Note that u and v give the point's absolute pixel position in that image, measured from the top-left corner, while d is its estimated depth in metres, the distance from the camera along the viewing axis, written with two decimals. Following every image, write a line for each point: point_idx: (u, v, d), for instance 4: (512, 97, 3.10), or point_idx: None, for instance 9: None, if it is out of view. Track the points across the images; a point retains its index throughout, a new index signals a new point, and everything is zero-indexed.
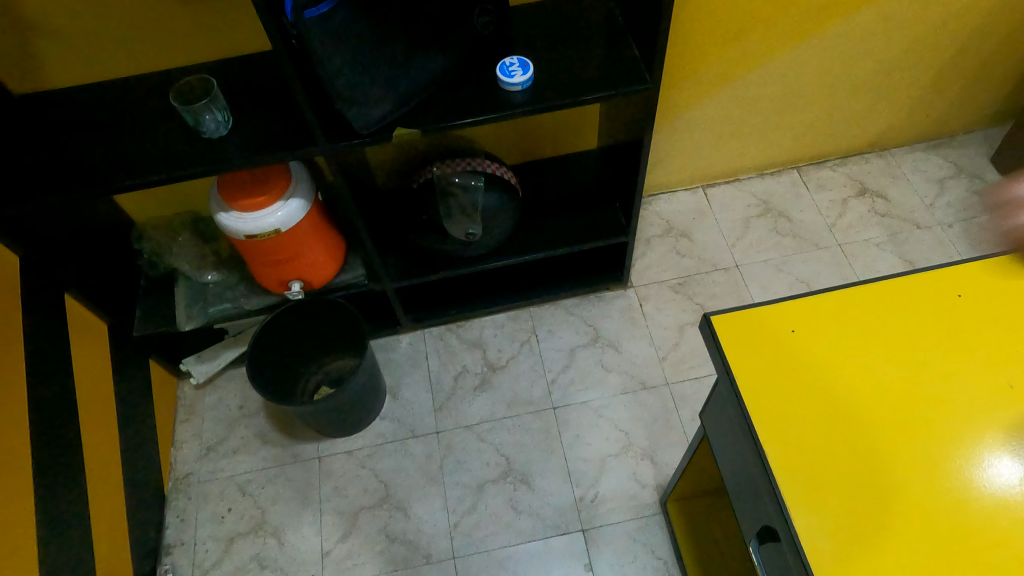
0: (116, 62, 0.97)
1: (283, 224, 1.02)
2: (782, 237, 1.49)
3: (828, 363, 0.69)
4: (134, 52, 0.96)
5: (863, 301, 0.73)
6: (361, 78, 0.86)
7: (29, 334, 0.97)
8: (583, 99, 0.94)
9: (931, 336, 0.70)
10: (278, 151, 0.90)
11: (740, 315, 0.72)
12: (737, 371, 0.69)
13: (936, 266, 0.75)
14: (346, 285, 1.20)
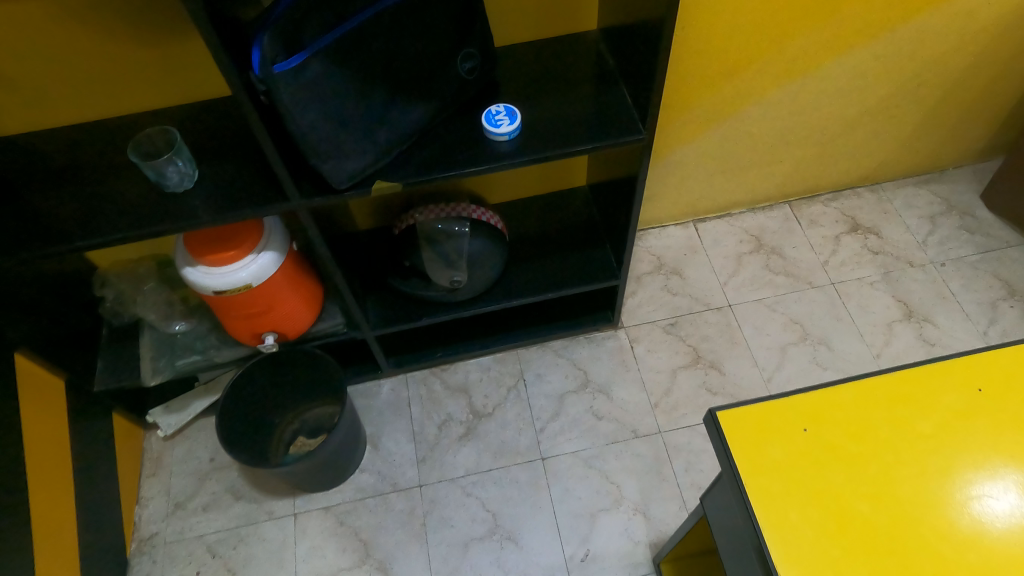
0: (61, 108, 0.91)
1: (255, 279, 0.95)
2: (775, 274, 1.47)
3: (848, 476, 0.63)
4: (81, 99, 0.90)
5: (880, 395, 0.67)
6: (337, 131, 0.80)
7: None
8: (573, 151, 0.88)
9: (956, 439, 0.64)
10: (248, 209, 0.84)
11: (749, 410, 0.66)
12: (747, 478, 0.62)
13: (958, 354, 0.70)
14: (322, 334, 1.13)
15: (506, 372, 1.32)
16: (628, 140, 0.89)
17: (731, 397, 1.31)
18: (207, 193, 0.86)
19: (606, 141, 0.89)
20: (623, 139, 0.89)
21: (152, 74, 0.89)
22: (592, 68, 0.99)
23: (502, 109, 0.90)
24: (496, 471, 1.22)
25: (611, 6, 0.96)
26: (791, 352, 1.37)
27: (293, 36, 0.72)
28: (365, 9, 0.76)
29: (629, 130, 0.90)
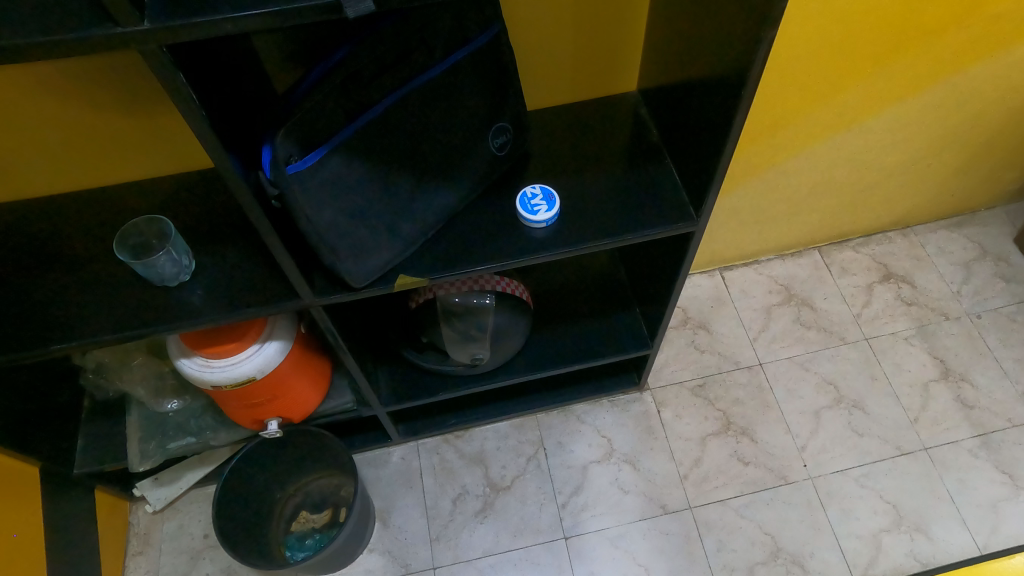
0: (19, 182, 0.84)
1: (260, 370, 0.85)
2: (806, 329, 1.39)
3: None
4: (42, 173, 0.84)
5: None
6: (358, 229, 0.71)
7: None
8: (620, 242, 0.79)
9: None
10: (253, 308, 0.74)
11: None
12: None
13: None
14: (329, 413, 1.03)
15: (524, 440, 1.22)
16: (681, 229, 0.80)
17: (762, 468, 1.23)
18: (204, 289, 0.76)
19: (655, 229, 0.79)
20: (675, 228, 0.79)
21: (141, 138, 0.83)
22: (634, 136, 0.89)
23: (537, 191, 0.81)
24: (516, 552, 1.13)
25: (658, 72, 0.86)
26: (825, 417, 1.30)
27: (312, 130, 0.64)
28: (389, 93, 0.68)
29: (680, 216, 0.81)
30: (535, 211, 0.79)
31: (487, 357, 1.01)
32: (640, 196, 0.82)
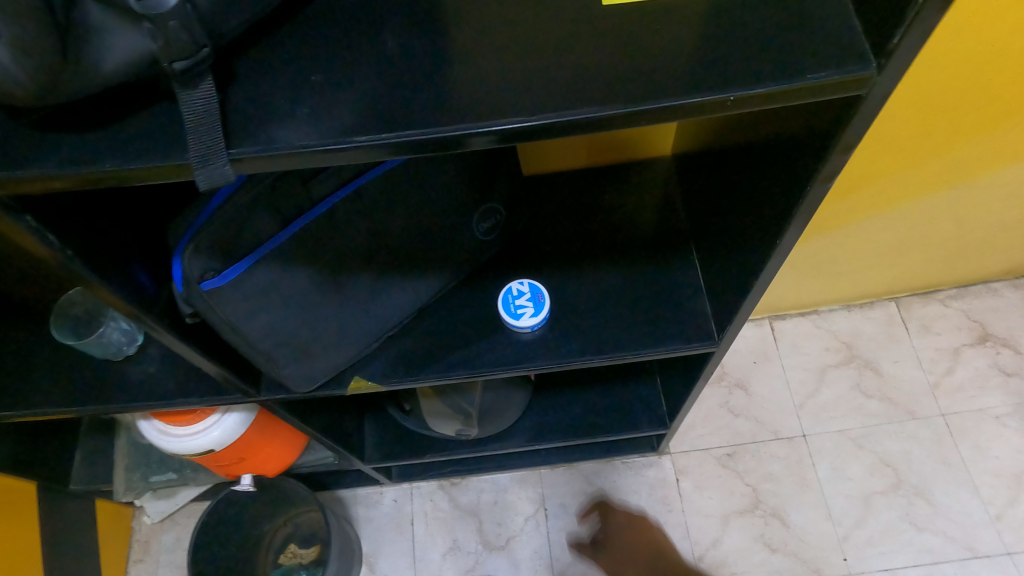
0: None
1: (219, 442, 0.81)
2: (867, 398, 1.20)
3: None
4: None
5: None
6: (305, 336, 0.62)
7: None
8: (608, 359, 0.68)
9: None
10: (199, 398, 0.69)
11: None
12: None
13: None
14: (310, 465, 1.00)
15: (523, 497, 1.13)
16: (695, 348, 0.68)
17: (792, 558, 1.09)
18: (158, 364, 0.71)
19: (658, 347, 0.68)
20: (683, 347, 0.68)
21: None
22: (652, 217, 0.75)
23: (524, 289, 0.71)
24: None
25: (693, 144, 0.72)
26: (877, 504, 1.13)
27: (234, 240, 0.54)
28: (337, 191, 0.56)
29: (695, 333, 0.68)
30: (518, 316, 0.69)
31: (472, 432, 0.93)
32: (645, 302, 0.70)
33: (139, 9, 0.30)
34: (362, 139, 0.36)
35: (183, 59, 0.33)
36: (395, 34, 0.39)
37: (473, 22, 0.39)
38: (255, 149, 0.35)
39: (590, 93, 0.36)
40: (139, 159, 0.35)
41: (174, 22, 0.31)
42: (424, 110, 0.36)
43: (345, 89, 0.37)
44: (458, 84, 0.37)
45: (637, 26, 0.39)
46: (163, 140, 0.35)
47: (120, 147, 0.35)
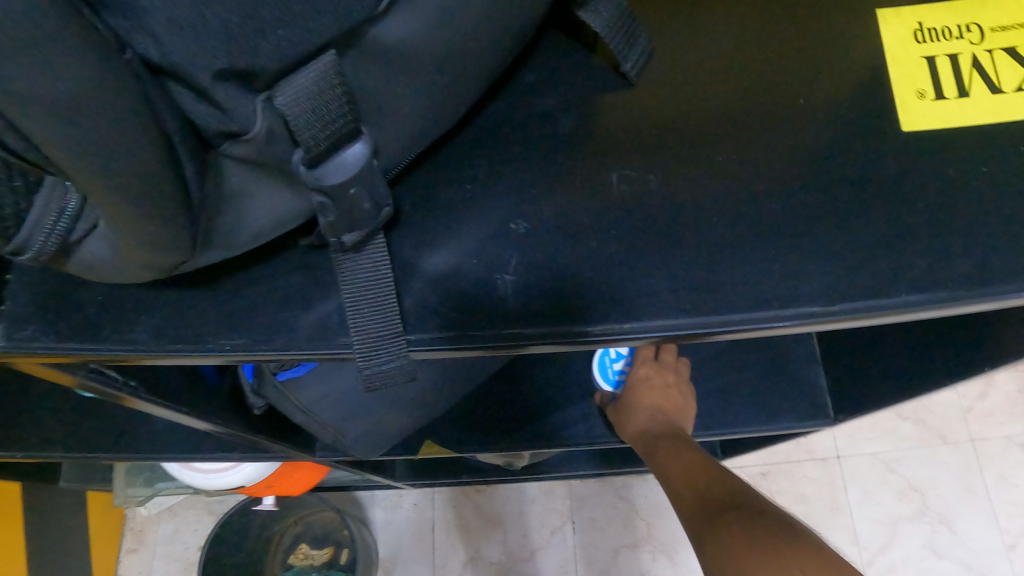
0: None
1: (250, 479, 0.72)
2: (901, 420, 1.18)
3: None
4: None
5: None
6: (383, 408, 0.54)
7: None
8: (712, 435, 0.63)
9: None
10: (235, 454, 0.60)
11: None
12: None
13: None
14: (337, 479, 0.93)
15: (551, 508, 1.09)
16: (807, 426, 0.62)
17: None
18: None
19: (768, 422, 0.62)
20: (797, 426, 0.62)
21: None
22: None
23: (616, 347, 0.68)
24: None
25: None
26: (902, 530, 1.12)
27: None
28: None
29: (810, 410, 0.62)
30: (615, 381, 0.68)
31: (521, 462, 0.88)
32: (758, 371, 0.63)
33: (306, 177, 0.27)
34: (593, 329, 0.34)
35: (352, 231, 0.30)
36: (623, 170, 0.37)
37: (641, 168, 0.37)
38: (433, 344, 0.33)
39: (848, 283, 0.33)
40: (275, 346, 0.32)
41: None
42: (612, 294, 0.34)
43: (579, 245, 0.35)
44: (637, 257, 0.35)
45: (827, 180, 0.36)
46: (294, 300, 0.34)
47: (239, 321, 0.33)
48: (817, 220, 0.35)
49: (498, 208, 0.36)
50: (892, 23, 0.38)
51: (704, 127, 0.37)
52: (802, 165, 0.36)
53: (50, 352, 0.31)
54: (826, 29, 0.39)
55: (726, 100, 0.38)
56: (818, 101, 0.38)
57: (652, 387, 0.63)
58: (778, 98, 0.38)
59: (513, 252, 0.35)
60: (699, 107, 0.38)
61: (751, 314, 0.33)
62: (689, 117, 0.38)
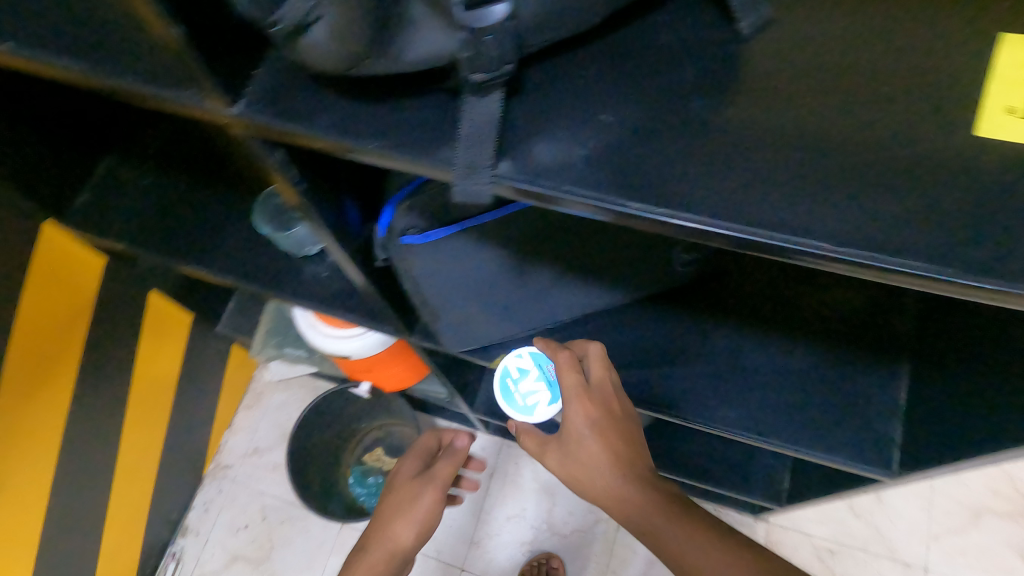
0: None
1: (356, 351, 0.85)
2: (1014, 561, 1.06)
3: None
4: None
5: None
6: (471, 304, 0.63)
7: (91, 344, 0.96)
8: (751, 440, 0.61)
9: None
10: (356, 317, 0.74)
11: None
12: None
13: None
14: (423, 392, 1.05)
15: None
16: (856, 466, 0.57)
17: None
18: (328, 272, 0.78)
19: (806, 448, 0.59)
20: (844, 463, 0.58)
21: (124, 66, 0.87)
22: (870, 306, 0.62)
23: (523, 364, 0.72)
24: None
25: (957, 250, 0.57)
26: None
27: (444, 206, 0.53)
28: None
29: (867, 453, 0.58)
30: (530, 406, 0.73)
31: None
32: (828, 399, 0.60)
33: (461, 17, 0.29)
34: (630, 204, 0.32)
35: (483, 71, 0.32)
36: (707, 93, 0.35)
37: (721, 100, 0.35)
38: (517, 181, 0.33)
39: (916, 240, 0.30)
40: (406, 153, 0.34)
41: (490, 36, 0.30)
42: (695, 191, 0.32)
43: (640, 141, 0.34)
44: (740, 175, 0.33)
45: (911, 161, 0.32)
46: (441, 132, 0.34)
47: (388, 132, 0.35)
48: (897, 188, 0.31)
49: (627, 103, 0.35)
50: (1013, 45, 0.34)
51: (800, 74, 0.35)
52: (893, 136, 0.33)
53: (266, 126, 0.35)
54: (924, 30, 0.35)
55: (834, 56, 0.35)
56: (942, 73, 0.34)
57: (583, 425, 0.61)
58: (889, 68, 0.34)
59: (617, 133, 0.34)
60: (790, 66, 0.35)
61: (819, 244, 0.31)
62: (781, 67, 0.35)
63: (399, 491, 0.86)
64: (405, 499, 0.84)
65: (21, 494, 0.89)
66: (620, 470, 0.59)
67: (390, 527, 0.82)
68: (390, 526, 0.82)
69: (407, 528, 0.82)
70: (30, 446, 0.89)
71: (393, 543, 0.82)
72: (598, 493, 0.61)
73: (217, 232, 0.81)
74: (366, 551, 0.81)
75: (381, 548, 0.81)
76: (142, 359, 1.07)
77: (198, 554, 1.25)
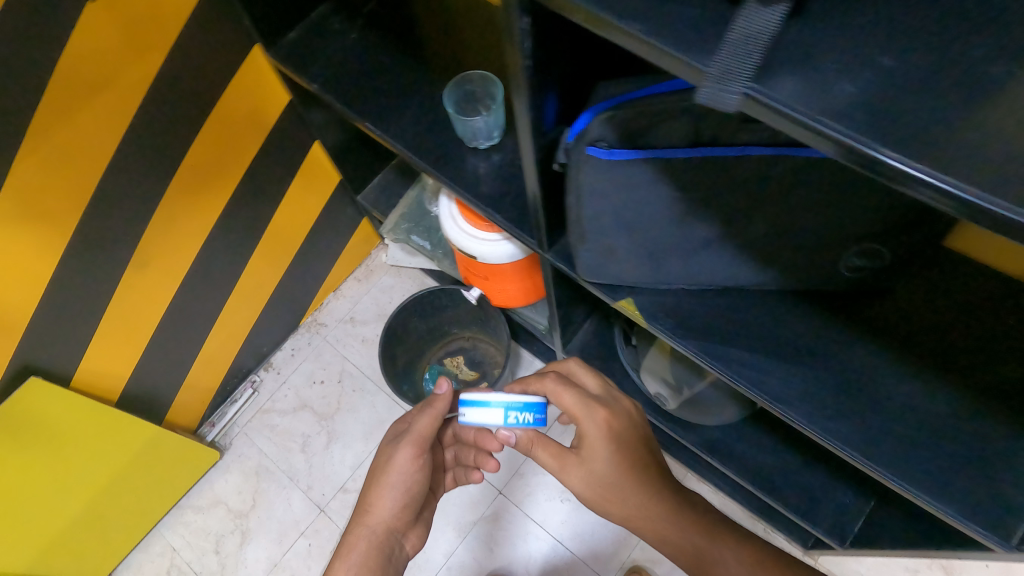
0: None
1: (486, 254, 0.89)
2: None
3: None
4: None
5: None
6: (622, 238, 0.63)
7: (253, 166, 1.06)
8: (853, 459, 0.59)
9: None
10: (501, 218, 0.76)
11: None
12: None
13: None
14: (526, 318, 1.09)
15: None
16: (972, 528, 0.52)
17: None
18: (487, 169, 0.80)
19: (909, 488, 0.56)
20: (953, 518, 0.53)
21: None
22: None
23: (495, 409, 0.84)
24: (564, 548, 1.19)
25: None
26: None
27: (642, 129, 0.53)
28: (759, 144, 0.53)
29: (986, 518, 0.52)
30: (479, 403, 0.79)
31: (669, 404, 0.96)
32: (957, 450, 0.56)
33: None
34: (884, 152, 0.31)
35: None
36: (997, 66, 0.32)
37: (1012, 77, 0.32)
38: (771, 100, 0.32)
39: None
40: (658, 37, 0.34)
41: None
42: (959, 155, 0.31)
43: (911, 94, 0.32)
44: (1012, 158, 0.30)
45: None
46: (708, 33, 0.34)
47: (652, 19, 0.35)
48: None
49: (907, 54, 0.33)
50: None
51: None
52: None
53: None
54: None
55: None
56: None
57: (609, 439, 0.73)
58: None
59: (889, 79, 0.33)
60: None
61: None
62: None
63: (379, 460, 0.85)
64: (381, 467, 0.83)
65: (158, 264, 1.03)
66: (648, 485, 0.72)
67: (368, 494, 0.82)
68: (369, 494, 0.82)
69: (384, 492, 0.82)
70: (175, 229, 1.02)
71: (372, 515, 0.81)
72: (629, 512, 0.72)
73: (400, 101, 0.86)
74: (354, 524, 0.82)
75: (364, 515, 0.81)
76: (287, 200, 1.16)
77: (273, 390, 1.36)
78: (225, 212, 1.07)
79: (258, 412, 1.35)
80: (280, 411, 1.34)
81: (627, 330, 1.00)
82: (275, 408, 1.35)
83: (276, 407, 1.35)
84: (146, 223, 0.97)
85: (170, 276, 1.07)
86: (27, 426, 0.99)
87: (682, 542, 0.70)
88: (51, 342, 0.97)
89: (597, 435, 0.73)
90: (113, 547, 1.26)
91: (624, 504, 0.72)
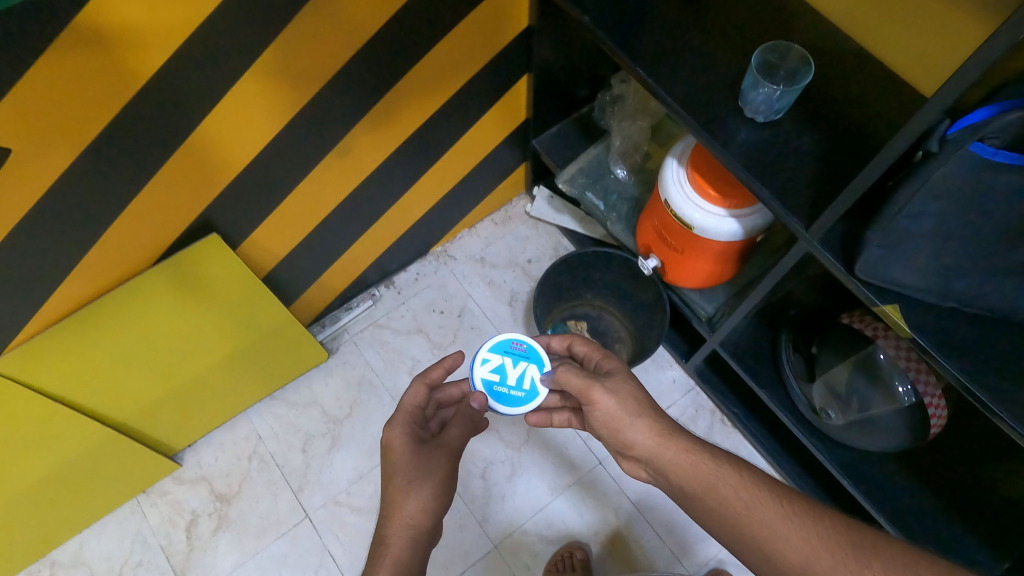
0: None
1: (706, 227, 0.88)
2: None
3: None
4: None
5: None
6: (926, 240, 0.63)
7: (466, 83, 1.05)
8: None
9: None
10: (765, 191, 0.75)
11: None
12: None
13: None
14: (688, 302, 1.09)
15: None
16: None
17: None
18: (751, 141, 0.79)
19: None
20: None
21: None
22: None
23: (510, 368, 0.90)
24: (653, 533, 1.22)
25: None
26: None
27: None
28: None
29: None
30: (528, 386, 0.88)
31: (835, 422, 0.98)
32: None
33: None
34: None
35: None
36: None
37: None
38: None
39: None
40: None
41: None
42: None
43: None
44: None
45: None
46: None
47: None
48: None
49: None
50: None
51: None
52: None
53: None
54: None
55: None
56: None
57: (614, 364, 0.80)
58: None
59: None
60: None
61: None
62: None
63: (407, 466, 0.78)
64: (421, 474, 0.77)
65: (354, 156, 1.02)
66: (653, 407, 0.74)
67: (410, 503, 0.76)
68: (407, 503, 0.76)
69: (430, 505, 0.76)
70: (380, 124, 1.00)
71: (414, 520, 0.75)
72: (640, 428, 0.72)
73: (670, 53, 0.84)
74: (380, 527, 0.75)
75: (399, 522, 0.75)
76: (476, 127, 1.16)
77: (390, 308, 1.37)
78: (423, 123, 1.06)
79: (372, 325, 1.36)
80: (395, 328, 1.35)
81: (787, 342, 1.02)
82: (390, 324, 1.36)
83: (391, 324, 1.36)
84: (364, 113, 0.96)
85: (356, 170, 1.06)
86: (188, 279, 0.98)
87: (679, 453, 0.69)
88: (241, 205, 0.96)
89: (610, 363, 0.80)
90: (202, 420, 1.25)
91: (636, 416, 0.72)
